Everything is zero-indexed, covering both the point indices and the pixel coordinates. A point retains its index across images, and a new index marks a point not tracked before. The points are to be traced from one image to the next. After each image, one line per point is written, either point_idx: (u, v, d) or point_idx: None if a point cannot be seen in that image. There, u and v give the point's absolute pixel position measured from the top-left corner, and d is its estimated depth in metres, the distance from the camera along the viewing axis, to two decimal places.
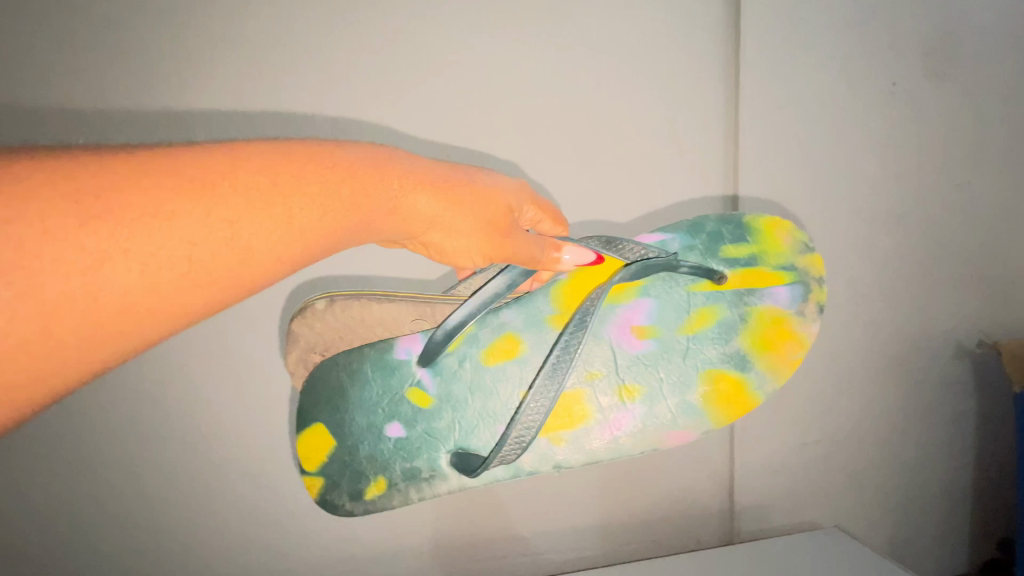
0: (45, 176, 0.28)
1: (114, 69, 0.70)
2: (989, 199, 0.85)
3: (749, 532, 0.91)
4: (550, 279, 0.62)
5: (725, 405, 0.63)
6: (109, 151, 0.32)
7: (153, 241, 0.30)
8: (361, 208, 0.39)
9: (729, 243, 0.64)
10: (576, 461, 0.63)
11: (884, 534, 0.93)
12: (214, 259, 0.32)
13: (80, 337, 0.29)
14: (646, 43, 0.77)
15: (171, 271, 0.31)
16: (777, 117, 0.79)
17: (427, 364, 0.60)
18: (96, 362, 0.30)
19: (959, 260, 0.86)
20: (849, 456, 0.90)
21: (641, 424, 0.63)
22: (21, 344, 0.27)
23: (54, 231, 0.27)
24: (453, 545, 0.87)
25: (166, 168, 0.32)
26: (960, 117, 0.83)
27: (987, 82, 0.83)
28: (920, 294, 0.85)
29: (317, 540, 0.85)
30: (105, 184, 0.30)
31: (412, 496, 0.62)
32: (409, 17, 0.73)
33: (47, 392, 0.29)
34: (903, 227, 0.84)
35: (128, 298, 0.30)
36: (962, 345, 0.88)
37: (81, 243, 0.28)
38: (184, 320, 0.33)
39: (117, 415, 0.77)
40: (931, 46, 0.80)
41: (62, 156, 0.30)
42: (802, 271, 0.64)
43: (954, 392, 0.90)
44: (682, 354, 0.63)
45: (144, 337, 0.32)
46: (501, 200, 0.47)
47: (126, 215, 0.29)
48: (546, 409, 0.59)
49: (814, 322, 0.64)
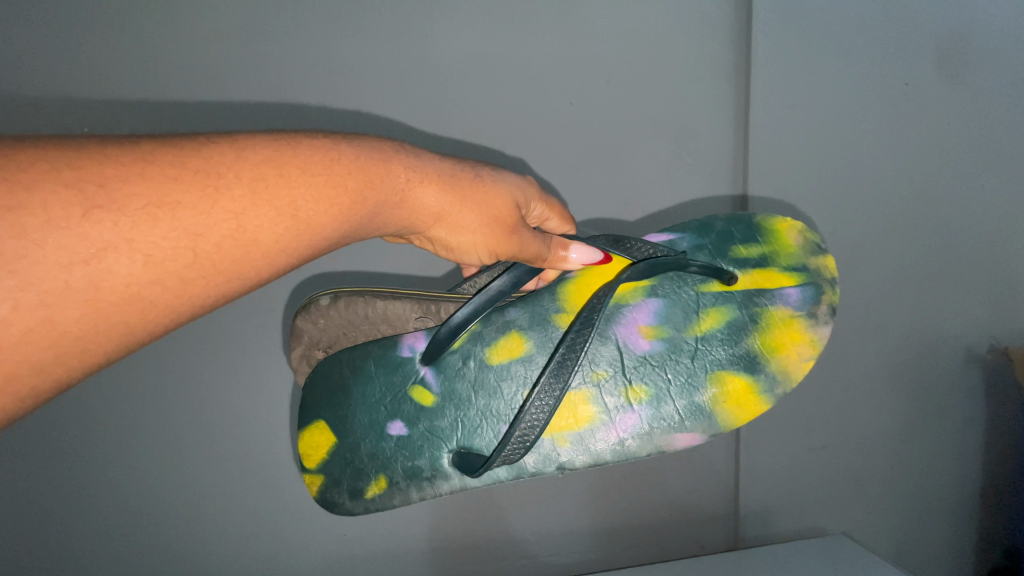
0: (48, 165, 0.28)
1: (124, 67, 0.71)
2: (1010, 201, 0.80)
3: (753, 535, 0.91)
4: (558, 277, 0.57)
5: (737, 409, 0.53)
6: (113, 141, 0.31)
7: (157, 232, 0.29)
8: (369, 202, 0.37)
9: (739, 243, 0.58)
10: (581, 466, 0.54)
11: (892, 540, 0.93)
12: (219, 250, 0.31)
13: (83, 328, 0.28)
14: (653, 41, 0.77)
15: (175, 262, 0.30)
16: (787, 116, 0.78)
17: (430, 361, 0.55)
18: (101, 354, 0.29)
19: (976, 266, 0.82)
20: (855, 461, 0.89)
21: (649, 427, 0.53)
22: (23, 336, 0.26)
23: (57, 220, 0.27)
24: (456, 545, 0.87)
25: (170, 158, 0.31)
26: (979, 114, 0.78)
27: (1009, 78, 0.77)
28: (930, 299, 0.83)
29: (320, 539, 0.85)
30: (109, 173, 0.29)
31: (412, 497, 0.54)
32: (418, 13, 0.73)
33: (51, 385, 0.29)
34: (915, 231, 0.81)
35: (133, 289, 0.29)
36: (972, 352, 0.85)
37: (84, 233, 0.27)
38: (188, 314, 0.32)
39: (124, 412, 0.77)
40: (949, 41, 0.77)
41: (64, 145, 0.29)
42: (816, 272, 0.56)
43: (963, 399, 0.87)
44: (691, 354, 0.54)
45: (149, 330, 0.31)
46: (510, 196, 0.45)
47: (130, 205, 0.29)
48: (549, 409, 0.50)
49: (826, 325, 0.54)
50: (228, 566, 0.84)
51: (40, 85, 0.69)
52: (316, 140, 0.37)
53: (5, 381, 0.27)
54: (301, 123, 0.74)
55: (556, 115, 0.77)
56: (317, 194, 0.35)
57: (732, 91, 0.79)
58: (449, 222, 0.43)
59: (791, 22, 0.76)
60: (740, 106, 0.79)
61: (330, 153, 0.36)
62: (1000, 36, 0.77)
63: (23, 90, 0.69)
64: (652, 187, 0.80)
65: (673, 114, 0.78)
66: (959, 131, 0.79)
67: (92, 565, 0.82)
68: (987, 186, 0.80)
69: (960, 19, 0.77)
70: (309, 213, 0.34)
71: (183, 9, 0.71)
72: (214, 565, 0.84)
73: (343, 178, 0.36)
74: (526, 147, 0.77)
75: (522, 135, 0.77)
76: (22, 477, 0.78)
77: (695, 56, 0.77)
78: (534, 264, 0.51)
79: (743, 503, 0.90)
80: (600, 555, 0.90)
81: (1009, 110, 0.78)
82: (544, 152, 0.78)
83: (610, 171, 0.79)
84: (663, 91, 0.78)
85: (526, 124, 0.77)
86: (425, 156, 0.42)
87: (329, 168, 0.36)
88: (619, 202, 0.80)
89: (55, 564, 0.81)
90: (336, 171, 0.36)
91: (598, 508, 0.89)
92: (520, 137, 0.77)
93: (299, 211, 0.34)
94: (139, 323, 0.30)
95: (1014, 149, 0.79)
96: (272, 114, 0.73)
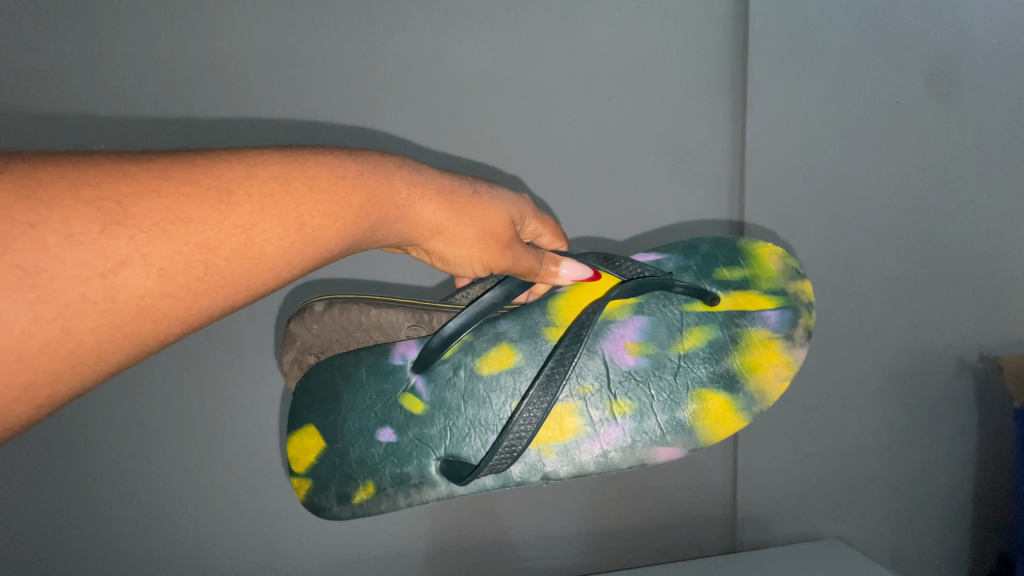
0: (68, 182, 0.28)
1: (141, 76, 0.72)
2: (996, 212, 0.83)
3: (750, 540, 0.91)
4: (548, 292, 0.58)
5: (715, 425, 0.54)
6: (129, 158, 0.31)
7: (170, 247, 0.30)
8: (371, 216, 0.38)
9: (722, 265, 0.59)
10: (565, 476, 0.55)
11: (889, 550, 0.92)
12: (228, 263, 0.32)
13: (99, 338, 0.29)
14: (651, 56, 0.78)
15: (187, 274, 0.30)
16: (785, 137, 0.79)
17: (421, 369, 0.56)
18: (114, 363, 0.30)
19: (963, 280, 0.84)
20: (851, 472, 0.89)
21: (632, 440, 0.54)
22: (43, 346, 0.27)
23: (77, 236, 0.27)
24: (454, 545, 0.87)
25: (183, 175, 0.31)
26: (968, 130, 0.81)
27: (996, 94, 0.80)
28: (922, 312, 0.84)
29: (319, 532, 0.85)
30: (125, 190, 0.29)
31: (399, 503, 0.55)
32: (423, 28, 0.74)
33: (68, 392, 0.29)
34: (909, 243, 0.82)
35: (146, 301, 0.29)
36: (964, 361, 0.87)
37: (102, 247, 0.28)
38: (197, 322, 0.32)
39: (126, 414, 0.78)
40: (937, 60, 0.79)
41: (83, 163, 0.30)
42: (795, 296, 0.57)
43: (956, 408, 0.88)
44: (674, 371, 0.55)
45: (161, 338, 0.31)
46: (506, 212, 0.46)
47: (145, 221, 0.29)
48: (536, 421, 0.51)
49: (801, 347, 0.56)
50: (229, 563, 0.83)
51: (48, 88, 0.70)
52: (321, 156, 0.37)
53: (23, 390, 0.27)
54: (303, 127, 0.74)
55: (557, 131, 0.78)
56: (322, 210, 0.35)
57: (728, 106, 0.80)
58: (447, 236, 0.44)
59: (787, 39, 0.77)
60: (737, 120, 0.80)
61: (335, 169, 0.37)
62: (986, 55, 0.80)
63: (40, 98, 0.70)
64: (653, 196, 0.81)
65: (672, 131, 0.80)
66: (952, 145, 0.81)
67: (90, 567, 0.82)
68: (976, 203, 0.83)
69: (953, 41, 0.79)
70: (314, 228, 0.35)
71: (187, 12, 0.71)
72: (214, 562, 0.83)
73: (347, 194, 0.37)
74: (526, 157, 0.78)
75: (521, 145, 0.78)
76: (23, 479, 0.78)
77: (691, 71, 0.79)
78: (527, 279, 0.51)
79: (740, 509, 0.90)
80: (599, 560, 0.91)
81: (996, 127, 0.82)
82: (544, 166, 0.79)
83: (609, 182, 0.80)
84: (661, 105, 0.79)
85: (526, 136, 0.78)
86: (426, 171, 0.43)
87: (334, 184, 0.36)
88: (621, 214, 0.81)
89: (53, 565, 0.81)
90: (341, 186, 0.37)
91: (594, 515, 0.90)
92: (522, 147, 0.78)
93: (305, 226, 0.35)
94: (150, 332, 0.31)
95: (999, 163, 0.82)
96: (274, 117, 0.74)
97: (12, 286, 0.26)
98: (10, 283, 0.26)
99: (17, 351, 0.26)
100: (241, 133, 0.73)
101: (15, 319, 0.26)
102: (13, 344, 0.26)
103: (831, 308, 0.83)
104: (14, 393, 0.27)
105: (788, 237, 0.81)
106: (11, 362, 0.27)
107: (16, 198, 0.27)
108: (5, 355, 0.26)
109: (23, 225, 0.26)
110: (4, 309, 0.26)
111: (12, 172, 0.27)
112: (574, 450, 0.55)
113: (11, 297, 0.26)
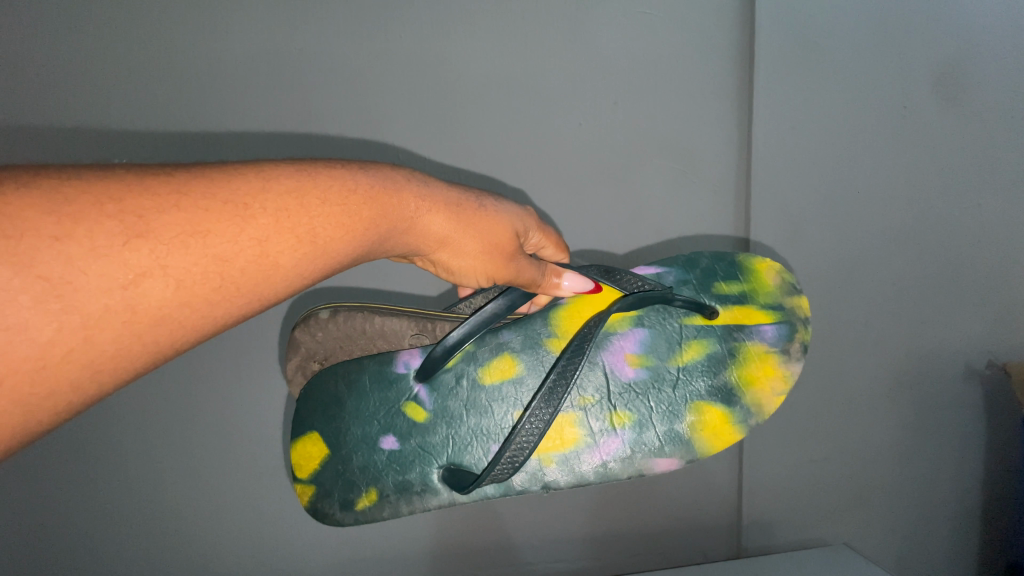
0: (92, 197, 0.29)
1: (150, 84, 0.73)
2: (1007, 218, 0.80)
3: (754, 546, 0.91)
4: (551, 302, 0.58)
5: (713, 437, 0.55)
6: (149, 172, 0.32)
7: (189, 258, 0.30)
8: (380, 228, 0.39)
9: (721, 279, 0.59)
10: (565, 485, 0.55)
11: (896, 557, 0.91)
12: (243, 274, 0.32)
13: (119, 346, 0.29)
14: (657, 65, 0.79)
15: (204, 285, 0.31)
16: (788, 145, 0.79)
17: (424, 379, 0.56)
18: (133, 370, 0.31)
19: (974, 282, 0.82)
20: (855, 479, 0.89)
21: (631, 451, 0.55)
22: (66, 354, 0.28)
23: (100, 248, 0.28)
24: (457, 546, 0.87)
25: (202, 190, 0.32)
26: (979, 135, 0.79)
27: None
28: (928, 320, 0.84)
29: (323, 530, 0.85)
30: (146, 204, 0.30)
31: (401, 510, 0.56)
32: (427, 34, 0.75)
33: (86, 398, 0.30)
34: (917, 252, 0.82)
35: (164, 310, 0.30)
36: (971, 368, 0.85)
37: (124, 260, 0.29)
38: (212, 330, 0.33)
39: (133, 417, 0.78)
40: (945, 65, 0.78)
41: (107, 178, 0.30)
42: (792, 311, 0.58)
43: (963, 415, 0.87)
44: (673, 384, 0.56)
45: (177, 346, 0.32)
46: (510, 224, 0.46)
47: (165, 234, 0.30)
48: (539, 432, 0.52)
49: (798, 361, 0.56)
50: (234, 562, 0.83)
51: (60, 97, 0.71)
52: (334, 169, 0.38)
53: (44, 397, 0.28)
54: (309, 134, 0.75)
55: (562, 138, 0.79)
56: (334, 222, 0.36)
57: (733, 115, 0.80)
58: (453, 246, 0.44)
59: (789, 48, 0.78)
60: (741, 128, 0.81)
61: (347, 182, 0.37)
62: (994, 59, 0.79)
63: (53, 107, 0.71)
64: (658, 202, 0.81)
65: (676, 138, 0.80)
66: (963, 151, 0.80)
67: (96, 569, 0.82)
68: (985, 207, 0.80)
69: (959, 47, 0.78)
70: (325, 240, 0.36)
71: (196, 22, 0.72)
72: (219, 561, 0.83)
73: (358, 208, 0.37)
74: (533, 165, 0.79)
75: (529, 153, 0.79)
76: (31, 483, 0.79)
77: (695, 79, 0.79)
78: (531, 289, 0.52)
79: (746, 514, 0.90)
80: (600, 564, 0.91)
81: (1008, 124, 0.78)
82: (550, 173, 0.79)
83: (613, 189, 0.81)
84: (666, 113, 0.80)
85: (532, 144, 0.79)
86: (433, 183, 0.43)
87: (345, 197, 0.37)
88: (626, 219, 0.81)
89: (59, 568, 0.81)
90: (351, 200, 0.37)
91: (597, 519, 0.90)
92: (528, 154, 0.79)
93: (317, 238, 0.35)
94: (167, 340, 0.31)
95: None
96: (281, 122, 0.74)
97: (37, 296, 0.26)
98: (35, 294, 0.26)
99: (41, 360, 0.27)
100: (249, 139, 0.74)
101: (39, 329, 0.27)
102: (36, 353, 0.27)
103: (833, 317, 0.84)
104: (37, 400, 0.28)
105: (791, 247, 0.81)
106: (33, 370, 0.27)
107: (41, 212, 0.27)
108: (29, 364, 0.27)
109: (48, 239, 0.27)
110: (30, 319, 0.26)
111: (36, 186, 0.28)
112: (575, 459, 0.55)
113: (35, 308, 0.26)
